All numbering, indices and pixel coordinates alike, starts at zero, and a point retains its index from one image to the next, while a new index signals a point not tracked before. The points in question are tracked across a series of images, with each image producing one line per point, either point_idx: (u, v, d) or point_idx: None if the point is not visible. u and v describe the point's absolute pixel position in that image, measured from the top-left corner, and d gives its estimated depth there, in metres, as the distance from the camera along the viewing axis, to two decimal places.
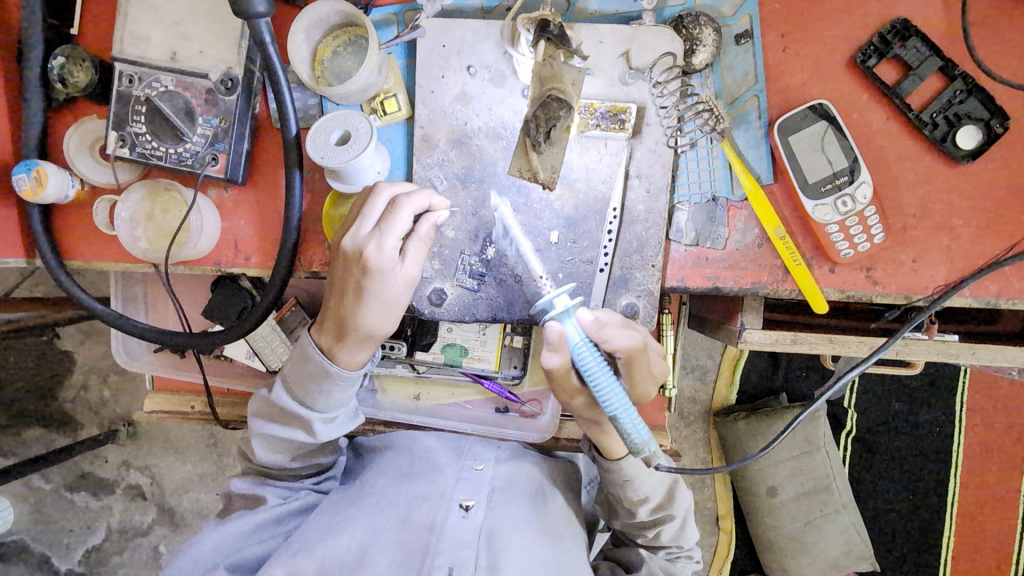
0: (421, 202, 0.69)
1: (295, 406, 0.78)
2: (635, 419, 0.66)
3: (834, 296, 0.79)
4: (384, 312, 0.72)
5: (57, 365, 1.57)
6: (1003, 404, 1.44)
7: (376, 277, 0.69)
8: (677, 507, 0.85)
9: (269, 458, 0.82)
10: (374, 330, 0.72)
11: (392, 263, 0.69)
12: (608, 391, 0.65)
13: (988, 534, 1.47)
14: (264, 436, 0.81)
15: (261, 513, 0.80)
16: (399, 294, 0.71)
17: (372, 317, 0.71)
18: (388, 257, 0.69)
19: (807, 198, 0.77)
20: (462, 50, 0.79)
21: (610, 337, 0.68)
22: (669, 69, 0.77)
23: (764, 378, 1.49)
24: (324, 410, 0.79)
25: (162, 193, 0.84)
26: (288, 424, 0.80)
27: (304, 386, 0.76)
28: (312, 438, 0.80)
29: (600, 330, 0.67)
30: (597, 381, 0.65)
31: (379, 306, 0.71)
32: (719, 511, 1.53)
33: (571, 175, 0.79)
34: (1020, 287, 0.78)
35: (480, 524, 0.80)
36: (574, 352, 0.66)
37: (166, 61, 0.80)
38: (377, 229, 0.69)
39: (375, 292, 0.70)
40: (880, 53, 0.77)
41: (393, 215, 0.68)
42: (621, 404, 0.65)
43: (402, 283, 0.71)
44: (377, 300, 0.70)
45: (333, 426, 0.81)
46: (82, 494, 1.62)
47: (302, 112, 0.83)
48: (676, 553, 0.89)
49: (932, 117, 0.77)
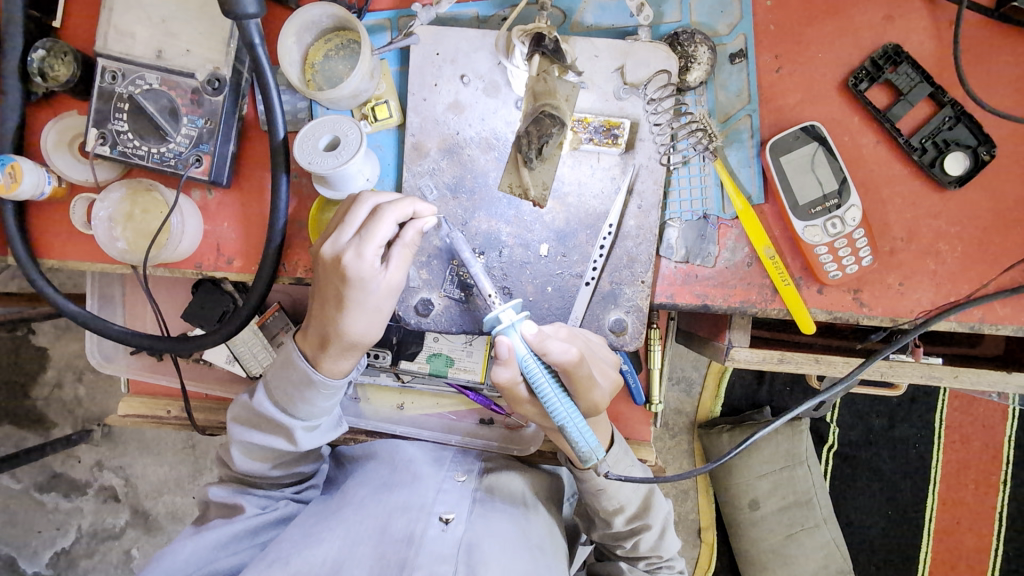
0: (404, 210, 0.68)
1: (275, 415, 0.76)
2: (582, 426, 0.67)
3: (821, 317, 0.79)
4: (367, 321, 0.69)
5: (30, 361, 1.53)
6: (980, 423, 1.46)
7: (359, 286, 0.67)
8: (653, 516, 0.85)
9: (247, 467, 0.81)
10: (357, 339, 0.70)
11: (373, 271, 0.67)
12: (554, 403, 0.67)
13: (964, 550, 1.48)
14: (244, 444, 0.80)
15: (237, 523, 0.77)
16: (384, 303, 0.69)
17: (356, 327, 0.69)
18: (370, 264, 0.67)
19: (797, 219, 0.77)
20: (456, 58, 0.78)
21: (552, 351, 0.65)
22: (664, 86, 0.77)
23: (748, 392, 1.49)
24: (306, 418, 0.77)
25: (143, 192, 0.82)
26: (268, 431, 0.78)
27: (287, 395, 0.75)
28: (293, 446, 0.78)
29: (541, 343, 0.65)
30: (545, 392, 0.66)
31: (363, 316, 0.69)
32: (701, 523, 1.53)
33: (563, 189, 0.78)
34: (1004, 313, 0.78)
35: (460, 538, 0.78)
36: (523, 366, 0.66)
37: (151, 59, 0.78)
38: (358, 236, 0.67)
39: (356, 301, 0.68)
40: (871, 77, 0.78)
41: (376, 223, 0.66)
42: (567, 413, 0.67)
43: (387, 291, 0.69)
44: (360, 309, 0.68)
45: (316, 434, 0.79)
46: (52, 495, 1.57)
47: (291, 115, 0.82)
48: (657, 564, 0.87)
49: (921, 142, 0.77)
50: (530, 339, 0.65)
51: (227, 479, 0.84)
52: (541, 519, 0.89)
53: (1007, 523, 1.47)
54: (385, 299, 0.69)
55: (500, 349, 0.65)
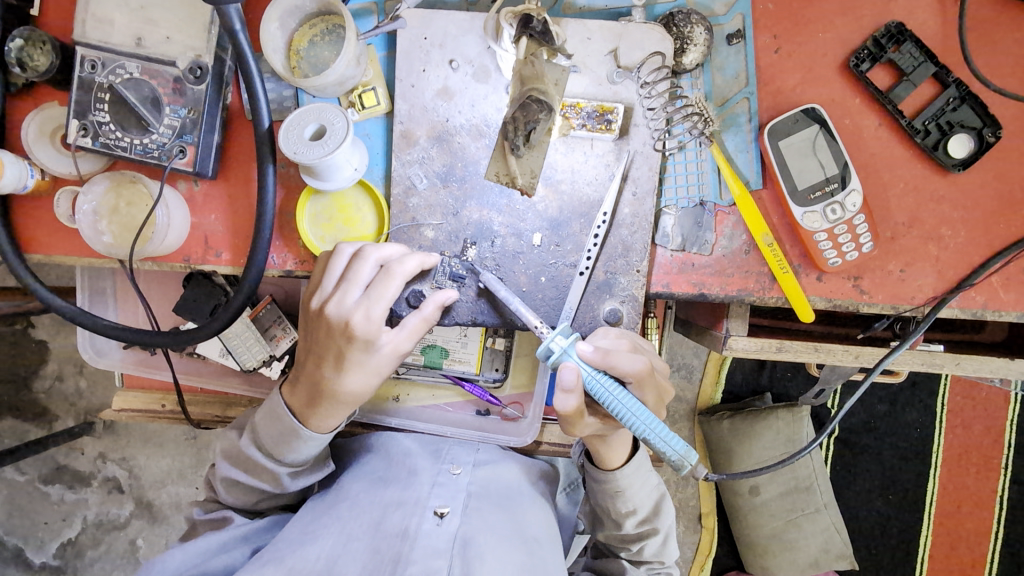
0: (408, 266, 0.68)
1: (264, 459, 0.75)
2: (666, 434, 0.63)
3: (820, 305, 0.77)
4: (367, 383, 0.70)
5: (30, 354, 1.52)
6: (982, 407, 1.45)
7: (364, 350, 0.68)
8: (662, 521, 0.84)
9: (231, 500, 0.80)
10: (352, 397, 0.71)
11: (378, 332, 0.68)
12: (634, 416, 0.64)
13: (964, 535, 1.48)
14: (225, 481, 0.79)
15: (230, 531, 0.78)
16: (384, 365, 0.70)
17: (352, 386, 0.69)
18: (377, 325, 0.67)
19: (796, 205, 0.75)
20: (445, 43, 0.76)
21: (619, 363, 0.66)
22: (658, 69, 0.75)
23: (749, 378, 1.48)
24: (293, 463, 0.77)
25: (128, 185, 0.80)
26: (254, 473, 0.77)
27: (276, 443, 0.75)
28: (277, 489, 0.78)
29: (606, 357, 0.66)
30: (619, 407, 0.64)
31: (362, 377, 0.69)
32: (702, 509, 1.53)
33: (556, 176, 0.76)
34: (1007, 299, 0.77)
35: (455, 532, 0.77)
36: (590, 385, 0.65)
37: (131, 47, 0.76)
38: (366, 296, 0.67)
39: (358, 361, 0.68)
40: (873, 57, 0.75)
41: (387, 286, 0.67)
42: (647, 425, 0.63)
43: (386, 355, 0.69)
44: (359, 369, 0.69)
45: (301, 477, 0.79)
46: (57, 487, 1.57)
47: (276, 103, 0.80)
48: (657, 569, 0.87)
49: (924, 124, 0.75)
50: (592, 355, 0.66)
51: (212, 500, 0.84)
52: (538, 512, 0.89)
53: (1008, 507, 1.46)
54: (384, 362, 0.70)
55: (566, 373, 0.64)
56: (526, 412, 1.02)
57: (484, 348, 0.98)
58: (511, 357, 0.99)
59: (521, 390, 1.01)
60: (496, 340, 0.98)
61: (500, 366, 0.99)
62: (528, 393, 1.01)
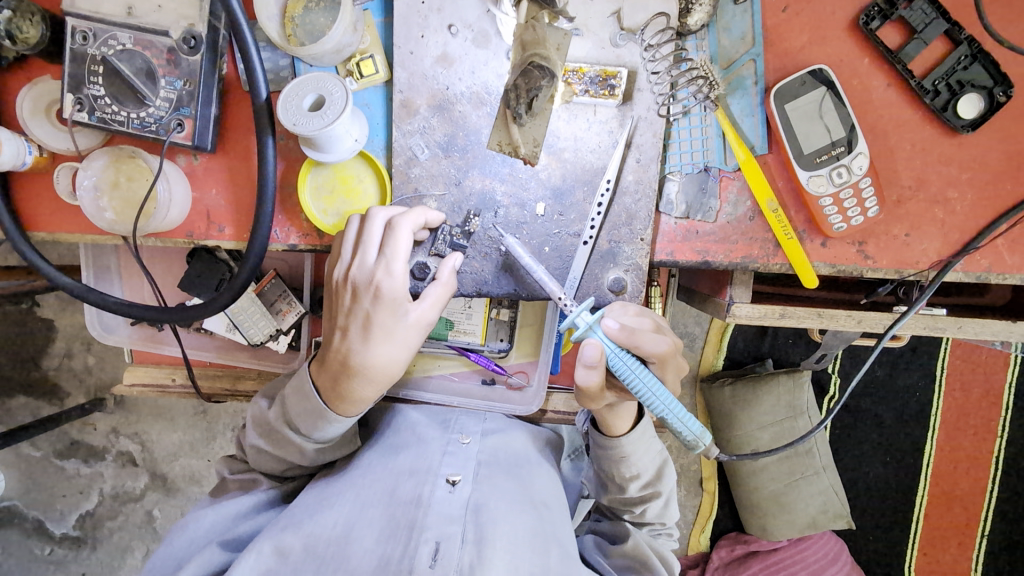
0: (417, 217, 0.70)
1: (293, 434, 0.77)
2: (684, 415, 0.66)
3: (824, 271, 0.77)
4: (395, 349, 0.70)
5: (38, 332, 1.54)
6: (982, 371, 1.46)
7: (386, 308, 0.68)
8: (665, 485, 0.87)
9: (260, 466, 0.83)
10: (380, 371, 0.70)
11: (400, 290, 0.68)
12: (653, 396, 0.65)
13: (959, 494, 1.51)
14: (255, 450, 0.81)
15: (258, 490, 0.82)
16: (413, 333, 0.70)
17: (379, 356, 0.69)
18: (398, 283, 0.68)
19: (802, 169, 0.74)
20: (443, 7, 0.74)
21: (644, 344, 0.66)
22: (663, 30, 0.73)
23: (750, 345, 1.50)
24: (319, 440, 0.78)
25: (127, 159, 0.80)
26: (279, 445, 0.79)
27: (303, 421, 0.75)
28: (303, 461, 0.80)
29: (631, 336, 0.66)
30: (638, 384, 0.65)
31: (389, 342, 0.69)
32: (703, 472, 1.57)
33: (558, 144, 0.75)
34: (1011, 261, 0.76)
35: (467, 499, 0.79)
36: (612, 362, 0.66)
37: (122, 17, 0.74)
38: (382, 255, 0.68)
39: (384, 326, 0.68)
40: (884, 14, 0.73)
41: (399, 238, 0.68)
42: (666, 406, 0.65)
43: (412, 317, 0.69)
44: (385, 336, 0.69)
45: (325, 454, 0.81)
46: (73, 461, 1.61)
47: (273, 73, 0.78)
48: (658, 529, 0.91)
49: (934, 84, 0.74)
50: (618, 333, 0.66)
51: (240, 461, 0.88)
52: (545, 477, 0.91)
53: (1004, 467, 1.49)
54: (410, 327, 0.70)
55: (588, 350, 0.65)
56: (532, 381, 1.03)
57: (489, 319, 0.99)
58: (515, 328, 1.00)
59: (526, 359, 1.02)
60: (500, 311, 0.99)
61: (504, 336, 1.00)
62: (532, 362, 1.03)
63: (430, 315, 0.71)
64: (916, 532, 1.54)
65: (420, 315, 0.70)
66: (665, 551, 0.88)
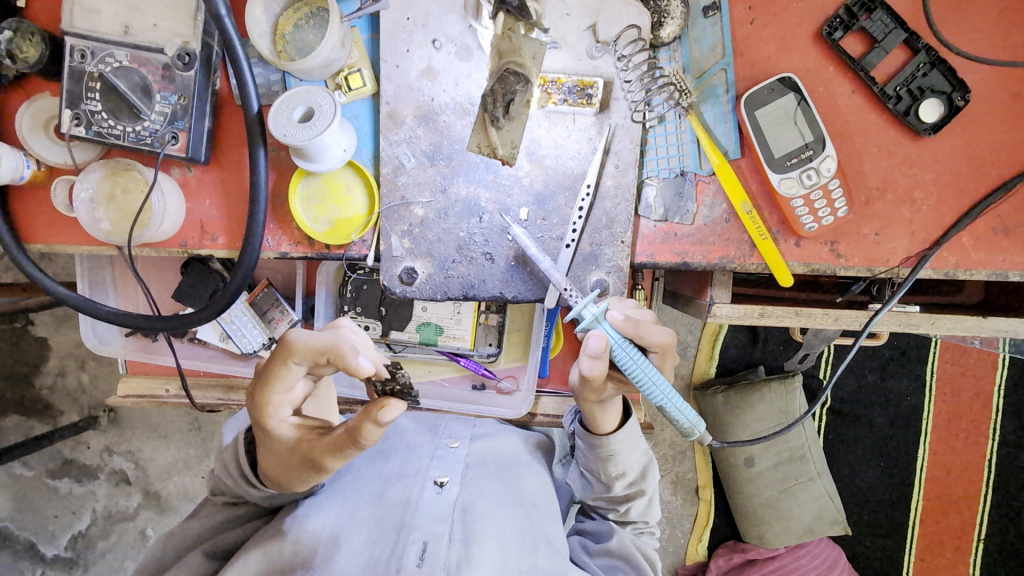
0: (313, 341, 0.64)
1: (240, 480, 0.75)
2: (682, 404, 0.69)
3: (799, 270, 0.80)
4: (283, 467, 0.69)
5: (32, 351, 1.54)
6: (971, 374, 1.48)
7: (260, 429, 0.69)
8: (649, 484, 0.88)
9: (227, 488, 0.79)
10: (278, 474, 0.71)
11: (274, 415, 0.68)
12: (654, 386, 0.67)
13: (953, 498, 1.53)
14: (222, 468, 0.77)
15: (240, 507, 0.81)
16: (298, 465, 0.68)
17: (269, 464, 0.70)
18: (277, 407, 0.68)
19: (773, 172, 0.77)
20: (427, 23, 0.77)
21: (647, 334, 0.69)
22: (635, 41, 0.76)
23: (742, 352, 1.51)
24: (265, 489, 0.76)
25: (122, 172, 0.82)
26: (231, 485, 0.77)
27: (239, 483, 0.76)
28: (258, 500, 0.78)
29: (636, 328, 0.69)
30: (639, 374, 0.67)
31: (272, 462, 0.70)
32: (699, 481, 1.58)
33: (539, 151, 0.78)
34: (977, 257, 0.79)
35: (455, 499, 0.80)
36: (616, 353, 0.67)
37: (119, 36, 0.77)
38: (265, 374, 0.67)
39: (266, 440, 0.69)
40: (845, 25, 0.77)
41: (281, 366, 0.65)
42: (666, 396, 0.68)
43: (285, 446, 0.68)
44: (271, 449, 0.69)
45: (278, 496, 0.79)
46: (65, 481, 1.61)
47: (264, 88, 0.81)
48: (642, 529, 0.92)
49: (895, 90, 0.77)
50: (622, 324, 0.68)
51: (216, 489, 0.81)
52: (534, 478, 0.92)
53: (996, 470, 1.51)
54: (289, 456, 0.68)
55: (592, 340, 0.66)
56: (521, 385, 1.05)
57: (478, 323, 1.00)
58: (504, 332, 1.01)
59: (515, 363, 1.05)
60: (489, 316, 1.00)
61: (493, 341, 1.00)
62: (521, 367, 1.05)
63: (319, 460, 0.66)
64: (912, 536, 1.55)
65: (300, 451, 0.67)
66: (646, 550, 0.90)
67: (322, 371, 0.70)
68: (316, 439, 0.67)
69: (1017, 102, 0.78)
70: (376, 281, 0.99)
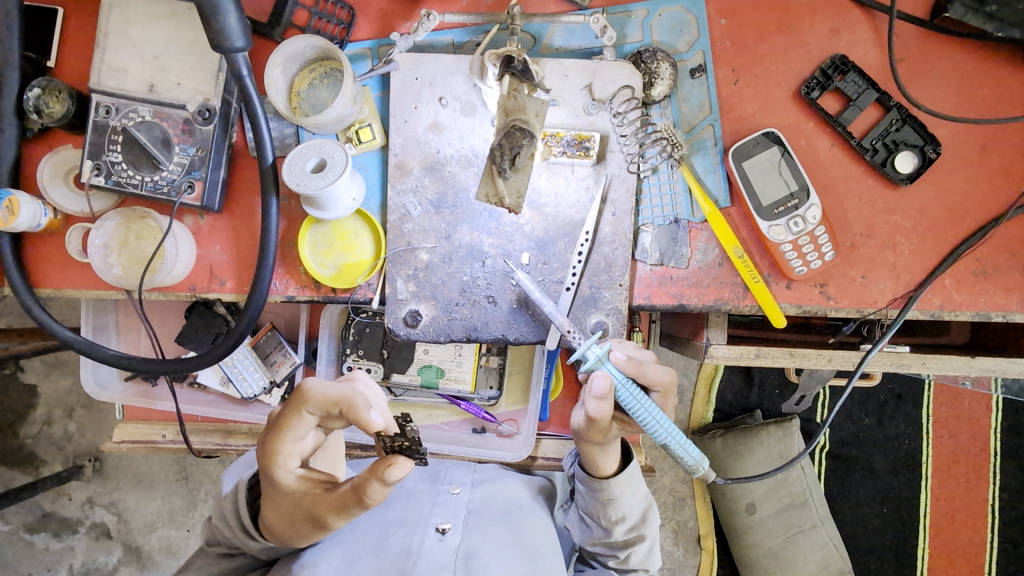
0: (326, 394, 0.65)
1: (240, 532, 0.73)
2: (685, 441, 0.70)
3: (791, 311, 0.83)
4: (286, 519, 0.68)
5: (20, 399, 1.52)
6: (967, 417, 1.49)
7: (268, 479, 0.69)
8: (649, 529, 0.88)
9: (223, 538, 0.76)
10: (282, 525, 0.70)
11: (283, 465, 0.67)
12: (658, 424, 0.69)
13: (959, 545, 1.51)
14: (220, 519, 0.75)
15: (236, 558, 0.78)
16: (302, 519, 0.67)
17: (273, 515, 0.70)
18: (287, 454, 0.68)
19: (762, 219, 0.82)
20: (434, 82, 0.82)
21: (649, 373, 0.70)
22: (628, 100, 0.82)
23: (739, 396, 1.52)
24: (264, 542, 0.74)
25: (137, 219, 0.85)
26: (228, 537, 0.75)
27: (237, 533, 0.74)
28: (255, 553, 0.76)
29: (639, 367, 0.70)
30: (643, 414, 0.69)
31: (275, 513, 0.69)
32: (700, 529, 1.54)
33: (540, 199, 0.82)
34: (960, 299, 0.83)
35: (457, 547, 0.80)
36: (619, 393, 0.69)
37: (143, 93, 0.81)
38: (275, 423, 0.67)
39: (272, 491, 0.69)
40: (822, 85, 0.83)
41: (291, 416, 0.66)
42: (670, 433, 0.69)
43: (290, 499, 0.68)
44: (277, 500, 0.69)
45: (277, 548, 0.77)
46: (43, 535, 1.56)
47: (278, 141, 0.85)
48: None
49: (872, 143, 0.83)
50: (625, 364, 0.70)
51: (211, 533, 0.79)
52: (539, 524, 0.91)
53: (999, 516, 1.49)
54: (293, 509, 0.68)
55: (597, 381, 0.67)
56: (521, 428, 1.06)
57: (479, 366, 1.01)
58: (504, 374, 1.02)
59: (515, 407, 1.06)
60: (490, 358, 1.02)
61: (494, 383, 1.02)
62: (521, 410, 1.06)
63: (323, 518, 0.65)
64: None
65: (304, 505, 0.67)
66: None
67: (332, 423, 0.70)
68: (322, 494, 0.66)
69: (984, 155, 0.83)
70: (379, 323, 1.00)
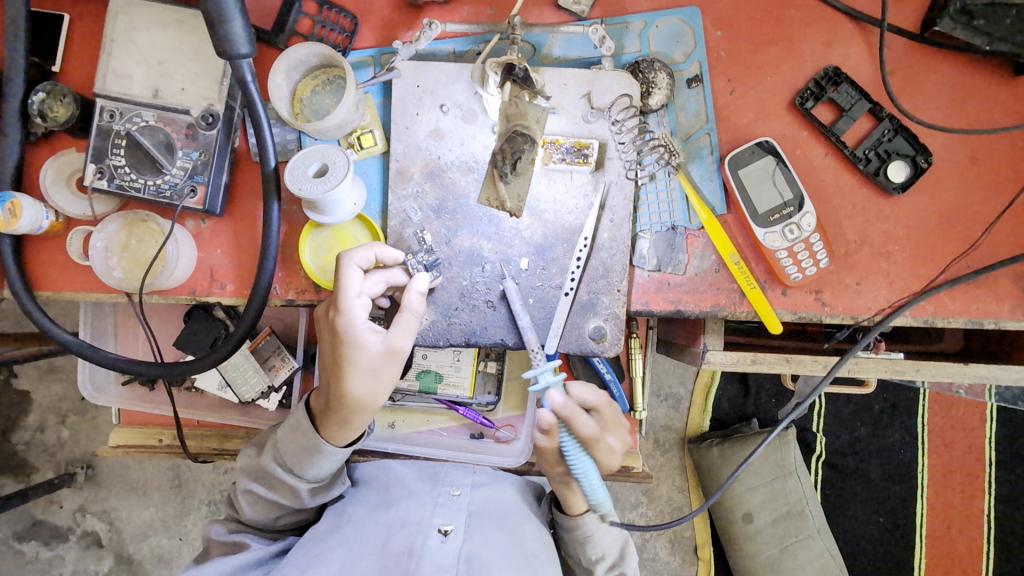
0: (366, 256, 0.74)
1: (288, 477, 0.79)
2: (593, 485, 0.77)
3: (786, 317, 0.84)
4: (310, 437, 0.78)
5: (13, 405, 1.51)
6: (961, 426, 1.50)
7: (345, 345, 0.73)
8: (631, 565, 0.88)
9: (259, 502, 0.83)
10: (364, 400, 0.74)
11: (359, 325, 0.73)
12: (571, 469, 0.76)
13: (955, 554, 1.51)
14: (269, 457, 0.80)
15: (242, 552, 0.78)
16: (381, 364, 0.74)
17: (359, 391, 0.73)
18: (350, 323, 0.72)
19: (758, 226, 0.83)
20: (436, 90, 0.84)
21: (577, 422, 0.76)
22: (626, 108, 0.83)
23: (735, 405, 1.52)
24: (313, 480, 0.81)
25: (139, 223, 0.86)
26: (275, 487, 0.81)
27: (297, 458, 0.79)
28: (299, 502, 0.82)
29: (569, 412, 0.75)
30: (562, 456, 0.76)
31: (365, 381, 0.74)
32: (697, 539, 1.54)
33: (539, 205, 0.83)
34: (953, 306, 0.84)
35: (459, 549, 0.78)
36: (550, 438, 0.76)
37: (148, 98, 0.82)
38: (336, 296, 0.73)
39: (354, 361, 0.73)
40: (815, 96, 0.85)
41: (346, 276, 0.72)
42: (581, 475, 0.77)
43: (372, 357, 0.73)
44: (359, 371, 0.73)
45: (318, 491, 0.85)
46: (33, 544, 1.54)
47: (281, 146, 0.86)
48: None
49: (865, 153, 0.84)
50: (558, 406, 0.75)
51: (231, 519, 0.86)
52: (536, 532, 0.89)
53: (995, 525, 1.50)
54: (378, 363, 0.74)
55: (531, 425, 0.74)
56: (519, 434, 1.06)
57: (477, 371, 1.02)
58: (502, 380, 1.04)
59: (512, 412, 1.06)
60: (488, 364, 1.03)
61: (492, 389, 1.03)
62: (519, 416, 1.06)
63: (400, 342, 0.74)
64: None
65: (386, 348, 0.74)
66: None
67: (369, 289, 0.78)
68: (396, 331, 0.74)
69: (975, 165, 0.85)
70: None
